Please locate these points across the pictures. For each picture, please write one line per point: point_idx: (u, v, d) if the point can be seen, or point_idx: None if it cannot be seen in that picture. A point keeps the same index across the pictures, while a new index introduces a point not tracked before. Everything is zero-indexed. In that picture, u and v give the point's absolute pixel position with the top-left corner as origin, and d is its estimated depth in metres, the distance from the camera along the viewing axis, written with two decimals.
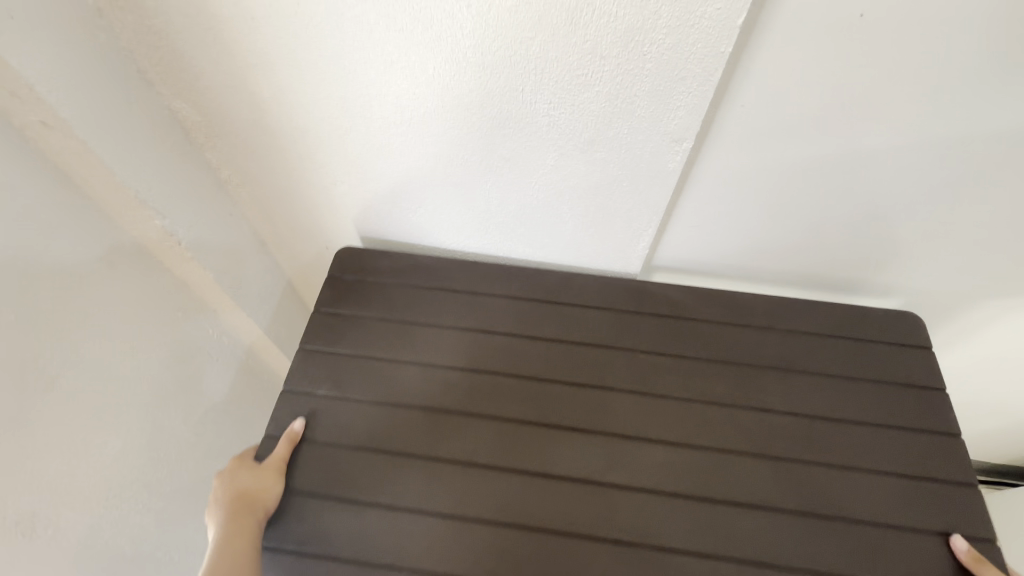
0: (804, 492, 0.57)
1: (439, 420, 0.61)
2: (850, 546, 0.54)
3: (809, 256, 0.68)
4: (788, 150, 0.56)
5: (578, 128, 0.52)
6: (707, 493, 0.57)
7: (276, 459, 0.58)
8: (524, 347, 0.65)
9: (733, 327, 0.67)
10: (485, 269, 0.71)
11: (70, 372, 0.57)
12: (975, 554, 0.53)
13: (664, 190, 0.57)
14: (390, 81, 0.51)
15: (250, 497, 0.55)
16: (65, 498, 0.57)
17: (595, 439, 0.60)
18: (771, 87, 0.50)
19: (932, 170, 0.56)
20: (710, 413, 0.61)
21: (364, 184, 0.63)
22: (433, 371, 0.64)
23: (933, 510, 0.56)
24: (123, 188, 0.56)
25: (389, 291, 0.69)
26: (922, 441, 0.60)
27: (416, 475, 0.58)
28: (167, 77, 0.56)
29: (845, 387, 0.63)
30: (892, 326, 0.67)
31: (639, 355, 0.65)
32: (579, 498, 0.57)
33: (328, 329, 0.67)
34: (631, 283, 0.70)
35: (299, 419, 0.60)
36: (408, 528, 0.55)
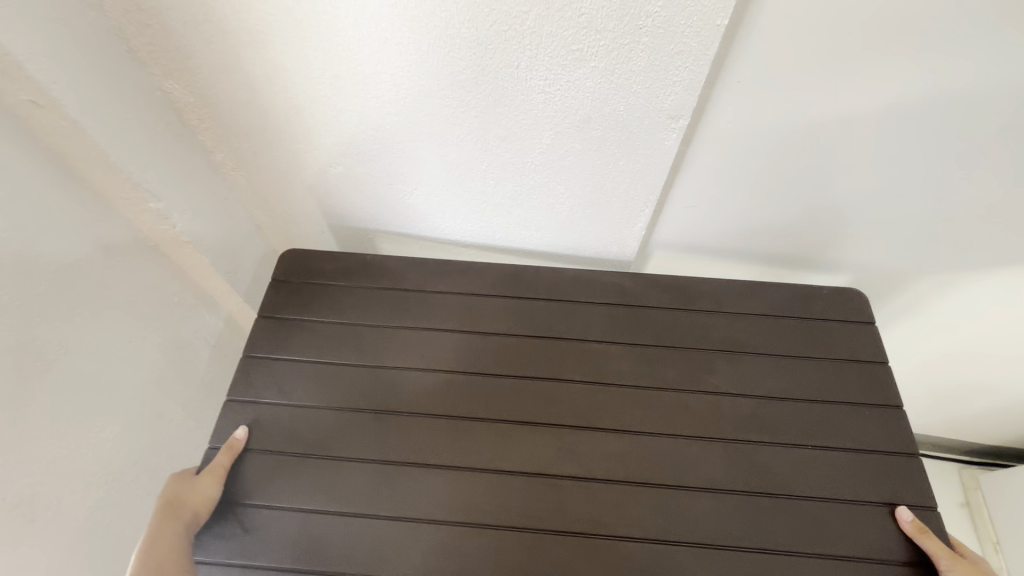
0: (749, 475, 0.58)
1: (387, 420, 0.61)
2: (799, 527, 0.55)
3: (804, 233, 0.68)
4: (783, 124, 0.55)
5: (574, 106, 0.52)
6: (656, 480, 0.57)
7: (215, 467, 0.57)
8: (475, 343, 0.66)
9: (681, 316, 0.67)
10: (470, 265, 0.71)
11: (67, 356, 0.57)
12: (919, 524, 0.54)
13: (661, 167, 0.57)
14: (384, 58, 0.50)
15: (181, 505, 0.53)
16: (65, 482, 0.57)
17: (545, 431, 0.60)
18: (766, 61, 0.50)
19: (920, 147, 0.56)
20: (657, 400, 0.62)
21: (358, 165, 0.62)
22: (382, 371, 0.64)
23: (875, 481, 0.57)
24: (116, 169, 0.55)
25: (337, 291, 0.70)
26: (864, 415, 0.61)
27: (371, 478, 0.58)
28: (161, 58, 0.55)
29: (789, 367, 0.64)
30: (835, 305, 0.67)
31: (587, 346, 0.65)
32: (531, 494, 0.57)
33: (272, 334, 0.67)
34: (573, 275, 0.70)
35: (242, 427, 0.60)
36: (367, 524, 0.56)
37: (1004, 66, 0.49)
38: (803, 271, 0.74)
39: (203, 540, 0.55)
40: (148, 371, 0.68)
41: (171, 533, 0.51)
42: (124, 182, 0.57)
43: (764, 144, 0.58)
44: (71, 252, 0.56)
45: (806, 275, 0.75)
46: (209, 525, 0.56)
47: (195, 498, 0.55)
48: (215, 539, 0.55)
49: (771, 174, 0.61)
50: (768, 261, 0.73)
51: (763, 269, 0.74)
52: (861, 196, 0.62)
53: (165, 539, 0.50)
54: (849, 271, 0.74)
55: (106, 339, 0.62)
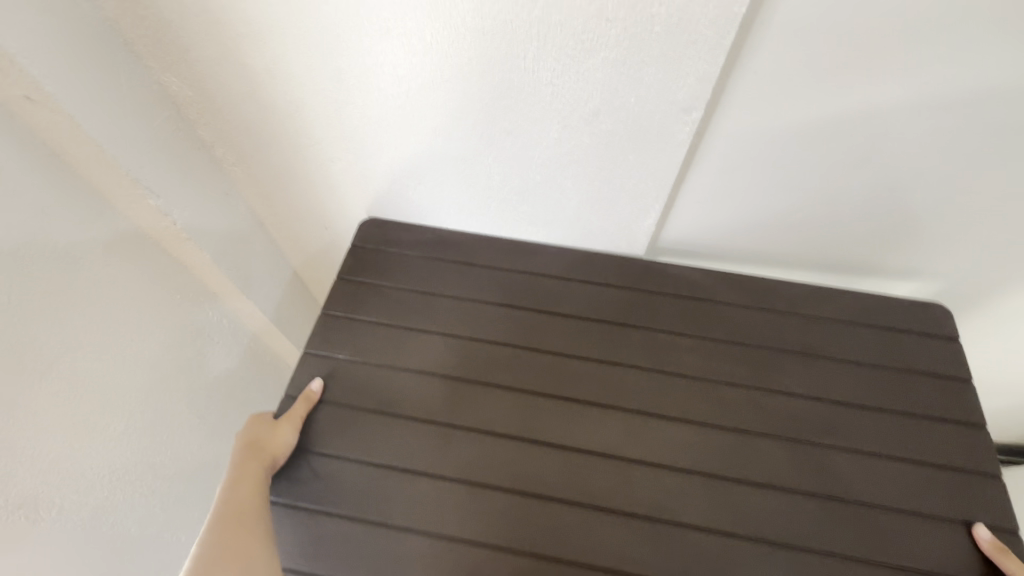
0: (820, 475, 0.56)
1: (456, 390, 0.60)
2: (863, 529, 0.54)
3: (821, 228, 0.66)
4: (801, 117, 0.53)
5: (582, 98, 0.50)
6: (723, 471, 0.56)
7: (293, 414, 0.58)
8: (545, 321, 0.65)
9: (750, 312, 0.66)
10: (500, 243, 0.69)
11: (70, 354, 0.56)
12: (998, 544, 0.52)
13: (673, 161, 0.55)
14: (386, 49, 0.48)
15: (261, 448, 0.54)
16: (68, 482, 0.57)
17: (612, 413, 0.59)
18: (785, 53, 0.48)
19: (948, 140, 0.54)
20: (727, 394, 0.61)
21: (360, 161, 0.61)
22: (453, 341, 0.63)
23: (951, 496, 0.56)
24: (114, 166, 0.54)
25: (407, 259, 0.68)
26: (944, 430, 0.59)
27: (433, 443, 0.58)
28: (158, 51, 0.54)
29: (867, 373, 0.62)
30: (915, 317, 0.66)
31: (658, 334, 0.64)
32: (594, 470, 0.56)
33: (348, 296, 0.66)
34: (642, 266, 0.69)
35: (317, 379, 0.60)
36: (420, 494, 0.55)
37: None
38: (863, 275, 0.73)
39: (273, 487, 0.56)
40: (152, 368, 0.67)
41: (257, 474, 0.52)
42: (122, 179, 0.56)
43: (777, 140, 0.56)
44: (70, 249, 0.55)
45: (824, 275, 0.74)
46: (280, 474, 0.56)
47: (276, 442, 0.55)
48: (280, 488, 0.56)
49: (789, 170, 0.59)
50: (797, 262, 0.72)
51: (790, 267, 0.73)
52: (881, 188, 0.60)
53: (248, 480, 0.51)
54: (920, 280, 0.73)
55: (107, 338, 0.61)
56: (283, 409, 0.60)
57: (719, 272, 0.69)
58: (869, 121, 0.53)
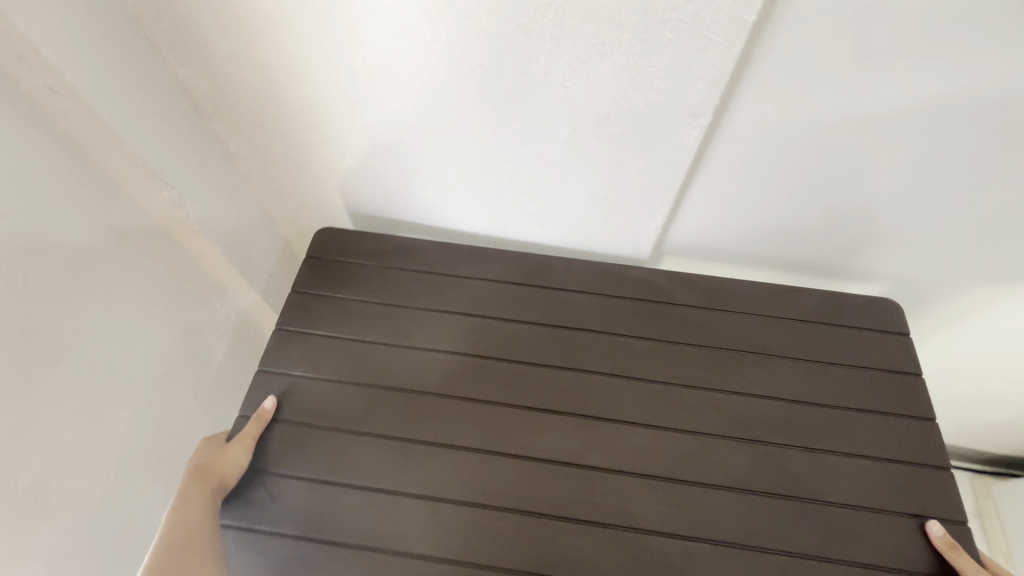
0: (777, 479, 0.57)
1: (411, 402, 0.62)
2: (822, 533, 0.55)
3: (828, 236, 0.67)
4: (805, 124, 0.54)
5: (593, 101, 0.51)
6: (681, 476, 0.57)
7: (244, 436, 0.59)
8: (508, 330, 0.66)
9: (711, 315, 0.67)
10: (469, 252, 0.71)
11: (77, 343, 0.57)
12: (949, 541, 0.54)
13: (680, 166, 0.55)
14: (401, 49, 0.49)
15: (209, 470, 0.55)
16: (75, 467, 0.58)
17: (571, 423, 0.60)
18: (792, 61, 0.49)
19: (941, 150, 0.55)
20: (686, 398, 0.62)
21: (371, 158, 0.62)
22: (408, 350, 0.65)
23: (904, 491, 0.57)
24: (131, 158, 0.55)
25: (369, 271, 0.70)
26: (897, 425, 0.61)
27: (398, 456, 0.59)
28: (176, 45, 0.55)
29: (824, 373, 0.63)
30: (869, 314, 0.67)
31: (617, 338, 0.65)
32: (554, 480, 0.57)
33: (302, 310, 0.67)
34: (604, 270, 0.70)
35: (271, 398, 0.61)
36: (379, 503, 0.56)
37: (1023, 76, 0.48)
38: (832, 278, 0.73)
39: (229, 508, 0.57)
40: (161, 358, 0.68)
41: (202, 498, 0.53)
42: (136, 169, 0.57)
43: (780, 147, 0.56)
44: (83, 236, 0.56)
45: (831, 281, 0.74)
46: (234, 495, 0.57)
47: (226, 464, 0.56)
48: (244, 505, 0.57)
49: (790, 177, 0.60)
50: (793, 265, 0.72)
51: (795, 272, 0.73)
52: (874, 199, 0.61)
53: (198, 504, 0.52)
54: (892, 281, 0.73)
55: (117, 328, 0.62)
56: (238, 430, 0.61)
57: (684, 275, 0.70)
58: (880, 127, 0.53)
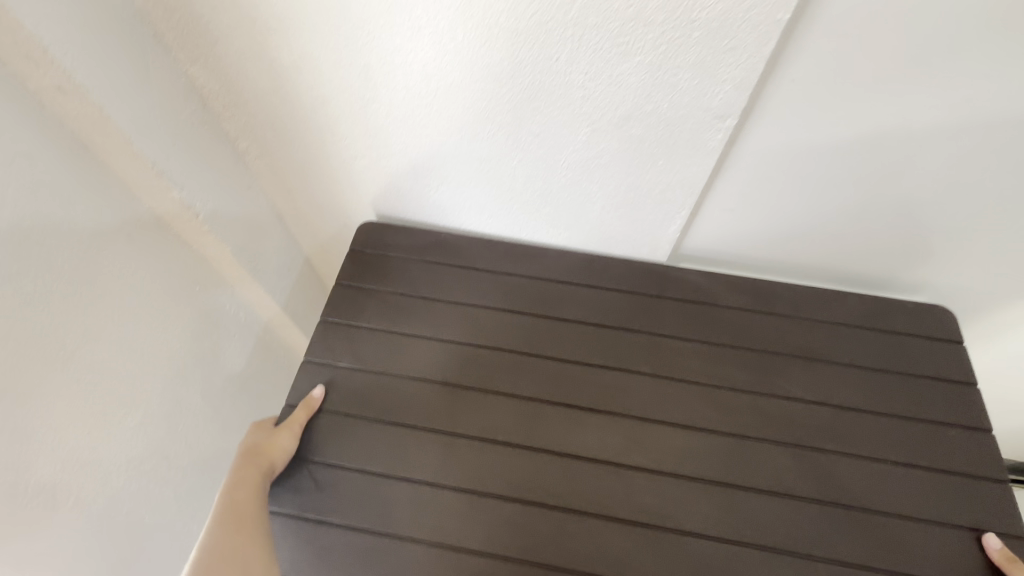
0: (820, 482, 0.58)
1: (455, 399, 0.63)
2: (867, 538, 0.56)
3: (857, 241, 0.65)
4: (835, 126, 0.52)
5: (615, 102, 0.49)
6: (724, 478, 0.58)
7: (294, 422, 0.60)
8: (552, 329, 0.67)
9: (755, 315, 0.67)
10: (506, 248, 0.71)
11: (86, 346, 0.56)
12: (1007, 554, 0.54)
13: (704, 167, 0.53)
14: (417, 48, 0.48)
15: (260, 453, 0.56)
16: (86, 470, 0.58)
17: (614, 422, 0.61)
18: (826, 62, 0.46)
19: (982, 152, 0.53)
20: (729, 400, 0.63)
21: (384, 159, 0.61)
22: (447, 347, 0.66)
23: (954, 502, 0.57)
24: (140, 158, 0.54)
25: (408, 265, 0.71)
26: (947, 434, 0.61)
27: (442, 452, 0.60)
28: (186, 43, 0.54)
29: (870, 378, 0.64)
30: (918, 320, 0.67)
31: (661, 339, 0.66)
32: (596, 479, 0.59)
33: (347, 302, 0.69)
34: (649, 267, 0.70)
35: (320, 386, 0.63)
36: (424, 499, 0.58)
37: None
38: (876, 291, 0.72)
39: (275, 495, 0.58)
40: (174, 359, 0.68)
41: (254, 480, 0.54)
42: (145, 169, 0.56)
43: (809, 149, 0.54)
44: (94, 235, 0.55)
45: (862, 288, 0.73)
46: (279, 480, 0.59)
47: (274, 448, 0.58)
48: (289, 492, 0.58)
49: (822, 180, 0.58)
50: (816, 272, 0.71)
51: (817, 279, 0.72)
52: (905, 205, 0.59)
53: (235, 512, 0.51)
54: (940, 291, 0.71)
55: (128, 329, 0.61)
56: (284, 417, 0.62)
57: (727, 276, 0.71)
58: (918, 130, 0.51)
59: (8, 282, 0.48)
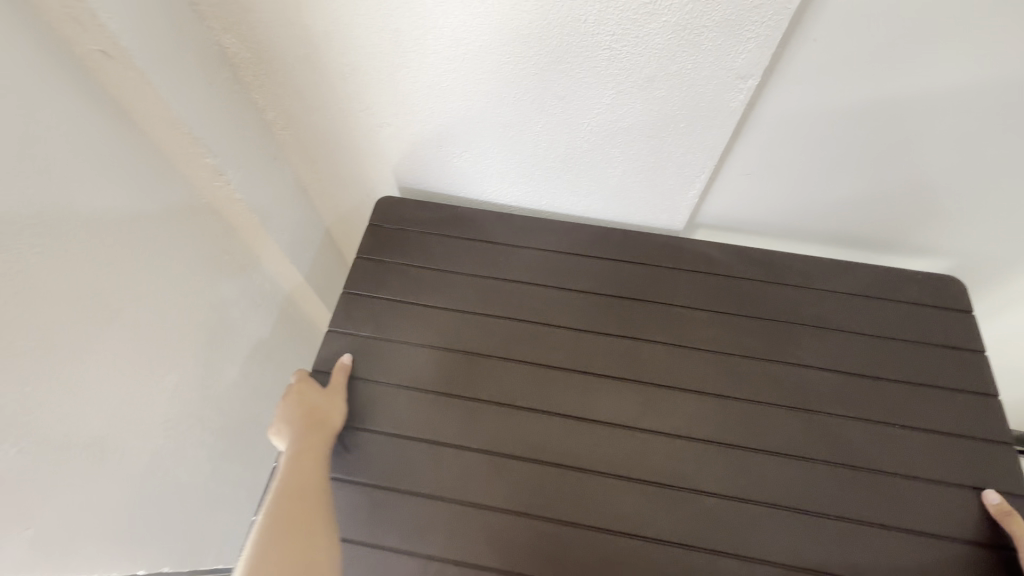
0: (830, 445, 0.60)
1: (477, 366, 0.65)
2: (872, 495, 0.58)
3: (870, 208, 0.66)
4: (852, 89, 0.53)
5: (640, 63, 0.50)
6: (736, 440, 0.61)
7: (339, 388, 0.63)
8: (569, 300, 0.69)
9: (767, 286, 0.69)
10: (524, 221, 0.73)
11: (124, 308, 0.58)
12: (1005, 508, 0.56)
13: (722, 131, 0.55)
14: (448, 12, 0.49)
15: (318, 416, 0.60)
16: (128, 428, 0.61)
17: (630, 388, 0.64)
18: (847, 22, 0.48)
19: (998, 114, 0.54)
20: (742, 367, 0.65)
21: (411, 126, 0.62)
22: (468, 317, 0.68)
23: (959, 462, 0.60)
24: (178, 125, 0.56)
25: (428, 239, 0.72)
26: (955, 400, 0.63)
27: (464, 416, 0.62)
28: (219, 11, 0.55)
29: (880, 346, 0.66)
30: (929, 291, 0.69)
31: (675, 309, 0.68)
32: (614, 442, 0.61)
33: (369, 274, 0.71)
34: (661, 240, 0.72)
35: (348, 353, 0.65)
36: (448, 461, 0.60)
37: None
38: (885, 257, 0.74)
39: None
40: (206, 325, 0.70)
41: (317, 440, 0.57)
42: (182, 135, 0.58)
43: (827, 112, 0.56)
44: (133, 202, 0.57)
45: (873, 256, 0.74)
46: None
47: (330, 410, 0.61)
48: None
49: (837, 146, 0.59)
50: (829, 240, 0.72)
51: (830, 247, 0.74)
52: (922, 168, 0.60)
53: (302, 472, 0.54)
54: (948, 257, 0.73)
55: (163, 294, 0.63)
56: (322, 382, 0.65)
57: (740, 249, 0.72)
58: (935, 92, 0.53)
59: (53, 241, 0.50)
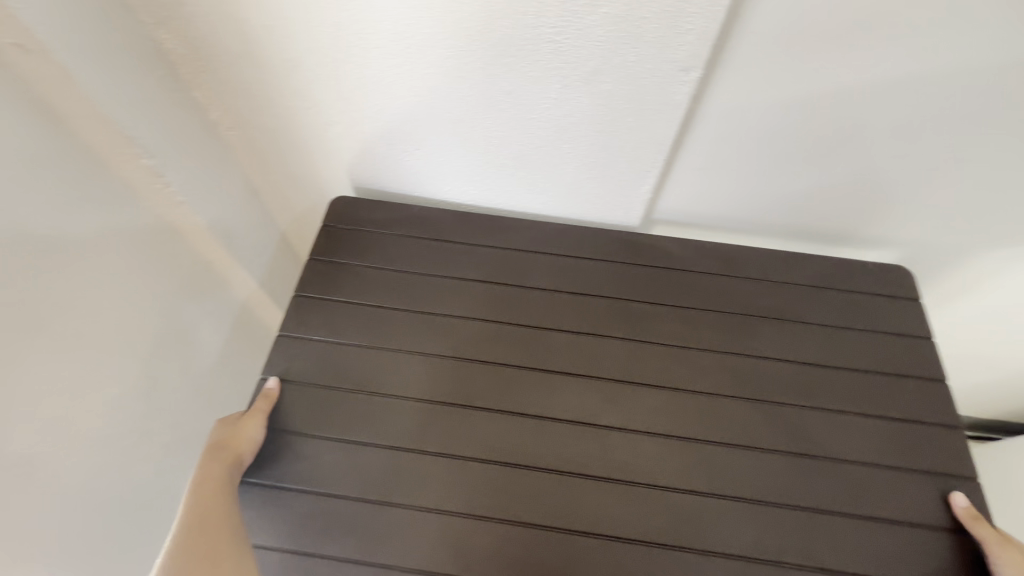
0: (788, 434, 0.61)
1: (436, 368, 0.64)
2: (829, 483, 0.59)
3: (819, 200, 0.68)
4: (793, 83, 0.54)
5: (584, 57, 0.50)
6: (696, 434, 0.61)
7: (257, 412, 0.60)
8: (527, 298, 0.68)
9: (725, 279, 0.70)
10: (483, 221, 0.72)
11: (59, 316, 0.55)
12: (972, 512, 0.57)
13: (669, 125, 0.56)
14: (388, 4, 0.48)
15: (226, 446, 0.56)
16: (64, 444, 0.56)
17: (591, 384, 0.63)
18: (780, 16, 0.49)
19: (930, 106, 0.56)
20: (701, 359, 0.65)
21: (357, 124, 0.61)
22: (427, 318, 0.66)
23: (911, 447, 0.61)
24: (111, 125, 0.55)
25: (385, 240, 0.71)
26: (907, 385, 0.64)
27: (422, 420, 0.61)
28: (151, 4, 0.53)
29: (835, 335, 0.67)
30: (880, 281, 0.71)
31: (635, 304, 0.68)
32: (575, 440, 0.60)
33: (324, 277, 0.69)
34: (618, 236, 0.72)
35: (272, 377, 0.62)
36: (406, 466, 0.58)
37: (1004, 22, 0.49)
38: (834, 251, 0.76)
39: (254, 468, 0.58)
40: (149, 333, 0.67)
41: (222, 472, 0.54)
42: (113, 134, 0.56)
43: (774, 105, 0.57)
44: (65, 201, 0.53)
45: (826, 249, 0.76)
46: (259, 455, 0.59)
47: (241, 439, 0.57)
48: (268, 464, 0.59)
49: (783, 140, 0.60)
50: (782, 234, 0.74)
51: (785, 240, 0.75)
52: (864, 160, 0.62)
53: (204, 515, 0.50)
54: (898, 250, 0.75)
55: (99, 301, 0.59)
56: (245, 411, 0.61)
57: (698, 244, 0.73)
58: (871, 84, 0.54)
59: None
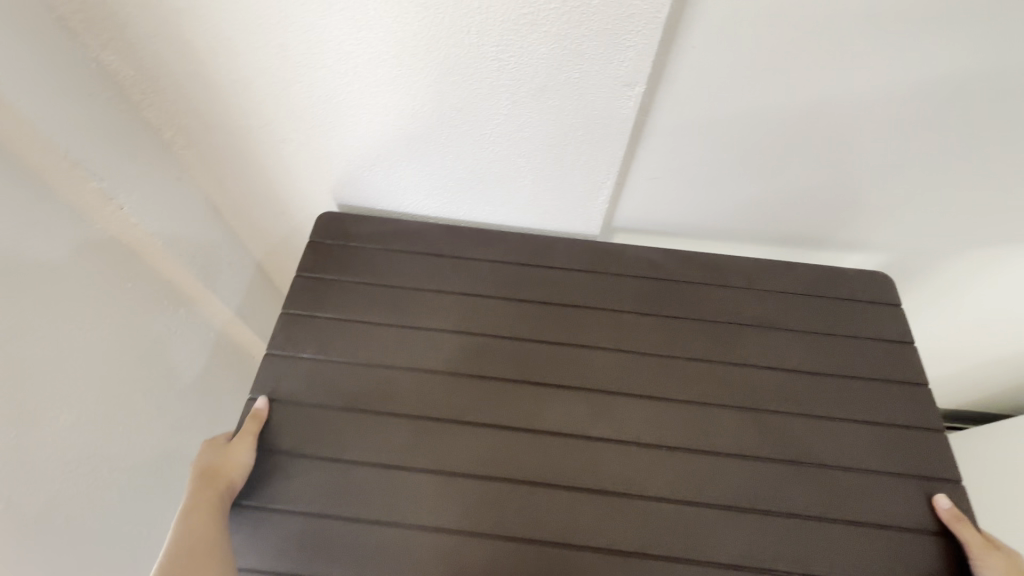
0: (778, 440, 0.61)
1: (424, 382, 0.63)
2: (807, 485, 0.59)
3: (789, 206, 0.69)
4: (743, 94, 0.55)
5: (530, 73, 0.50)
6: (685, 442, 0.61)
7: (247, 433, 0.59)
8: (501, 309, 0.68)
9: (708, 286, 0.70)
10: (469, 233, 0.72)
11: (9, 343, 0.54)
12: (955, 512, 0.56)
13: (619, 138, 0.56)
14: (333, 25, 0.48)
15: (216, 472, 0.55)
16: (18, 476, 0.54)
17: (579, 395, 0.63)
18: (719, 32, 0.50)
19: (879, 113, 0.57)
20: (689, 368, 0.65)
21: (314, 143, 0.61)
22: (413, 332, 0.66)
23: (898, 451, 0.61)
24: (50, 145, 0.52)
25: (368, 255, 0.70)
26: (893, 391, 0.65)
27: (410, 436, 0.60)
28: (93, 27, 0.53)
29: (821, 342, 0.67)
30: (863, 288, 0.71)
31: (621, 314, 0.68)
32: (563, 452, 0.60)
33: (310, 292, 0.68)
34: (597, 245, 0.72)
35: (263, 397, 0.61)
36: (392, 484, 0.58)
37: (954, 28, 0.49)
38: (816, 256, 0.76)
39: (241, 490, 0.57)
40: (107, 355, 0.66)
41: (212, 500, 0.52)
42: (60, 160, 0.54)
43: (736, 115, 0.57)
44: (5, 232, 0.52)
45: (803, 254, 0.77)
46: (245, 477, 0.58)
47: (231, 464, 0.56)
48: (252, 485, 0.58)
49: (743, 148, 0.61)
50: (753, 239, 0.74)
51: (760, 247, 0.76)
52: (826, 165, 0.63)
53: (192, 546, 0.48)
54: (874, 253, 0.76)
55: (50, 327, 0.58)
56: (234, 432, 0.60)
57: (679, 253, 0.73)
58: (815, 94, 0.55)
59: None
